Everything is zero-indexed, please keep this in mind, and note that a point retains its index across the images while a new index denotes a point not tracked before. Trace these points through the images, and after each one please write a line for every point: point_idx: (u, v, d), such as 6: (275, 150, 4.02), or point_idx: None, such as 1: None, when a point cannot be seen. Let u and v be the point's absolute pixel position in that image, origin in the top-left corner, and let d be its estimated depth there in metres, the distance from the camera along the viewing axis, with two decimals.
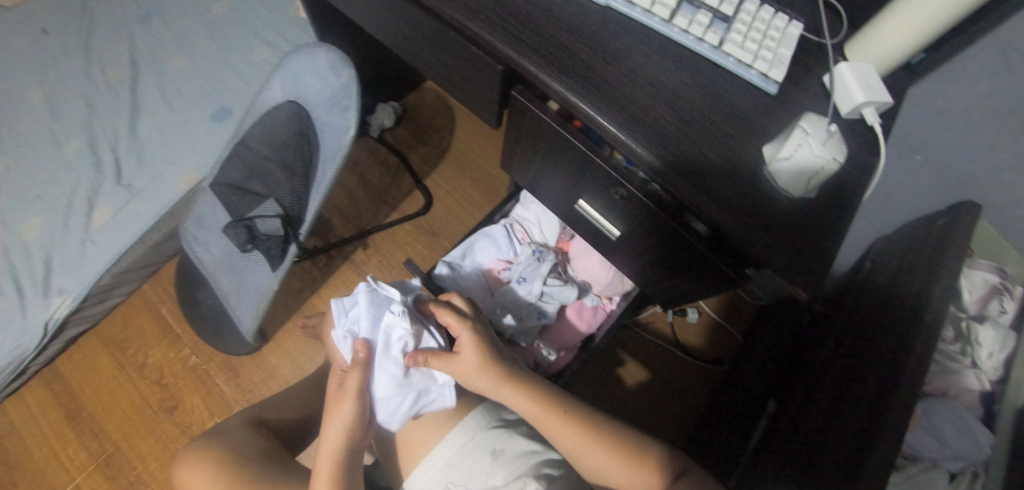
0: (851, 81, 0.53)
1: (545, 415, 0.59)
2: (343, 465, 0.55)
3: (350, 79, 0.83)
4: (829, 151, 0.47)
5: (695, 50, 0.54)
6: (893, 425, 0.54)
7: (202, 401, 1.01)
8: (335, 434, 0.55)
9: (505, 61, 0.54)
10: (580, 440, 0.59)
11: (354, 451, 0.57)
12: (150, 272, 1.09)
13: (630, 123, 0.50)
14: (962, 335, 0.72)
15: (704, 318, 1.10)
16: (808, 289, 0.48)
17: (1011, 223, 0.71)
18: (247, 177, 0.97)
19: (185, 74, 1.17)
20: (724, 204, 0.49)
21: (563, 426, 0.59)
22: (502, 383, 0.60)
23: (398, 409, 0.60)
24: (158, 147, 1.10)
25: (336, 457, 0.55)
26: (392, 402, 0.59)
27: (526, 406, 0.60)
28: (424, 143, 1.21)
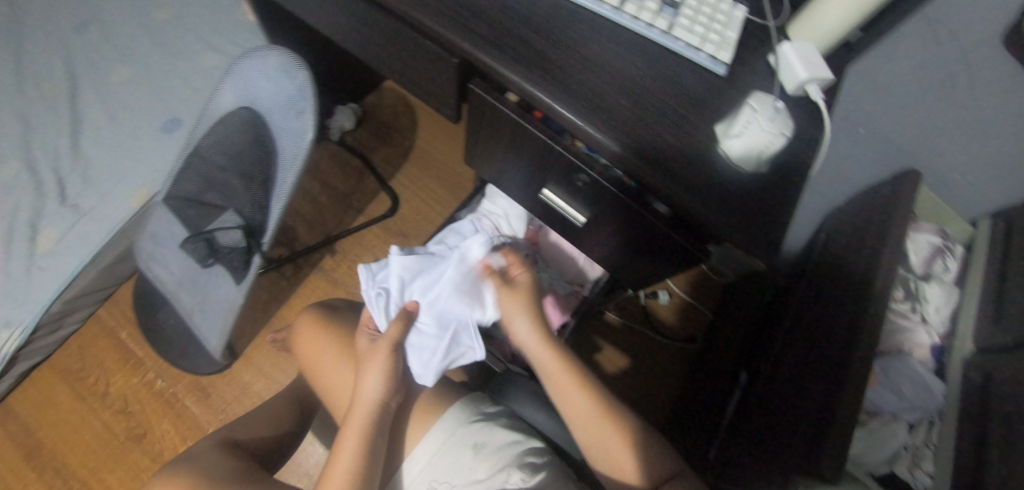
0: (793, 58, 0.55)
1: (566, 377, 0.62)
2: (376, 416, 0.58)
3: (305, 82, 0.81)
4: (776, 127, 0.49)
5: (645, 35, 0.55)
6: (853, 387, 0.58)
7: (171, 425, 0.97)
8: (374, 385, 0.59)
9: (461, 54, 0.54)
10: (591, 407, 0.60)
11: (386, 409, 0.60)
12: (105, 295, 1.04)
13: (587, 111, 0.51)
14: (911, 294, 0.76)
15: (675, 299, 1.11)
16: (766, 257, 0.49)
17: (948, 187, 0.76)
18: (203, 190, 0.94)
19: (128, 86, 1.12)
20: (683, 184, 0.50)
21: (580, 390, 0.61)
22: (540, 340, 0.64)
23: (433, 361, 0.62)
24: (104, 164, 1.05)
25: (369, 414, 0.58)
26: (427, 356, 0.62)
27: (551, 359, 0.63)
28: (387, 144, 1.20)
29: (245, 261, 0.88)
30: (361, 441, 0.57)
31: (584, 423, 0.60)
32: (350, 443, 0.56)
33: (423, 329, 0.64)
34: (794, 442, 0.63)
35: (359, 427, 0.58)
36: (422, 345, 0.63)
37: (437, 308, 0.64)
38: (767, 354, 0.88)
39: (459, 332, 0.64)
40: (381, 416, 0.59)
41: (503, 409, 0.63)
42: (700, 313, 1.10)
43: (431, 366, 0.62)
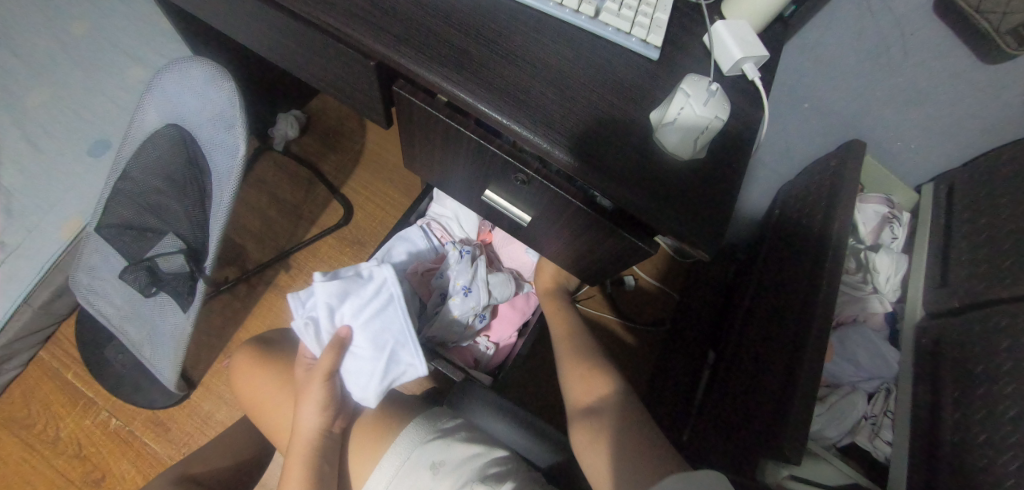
0: (727, 38, 0.53)
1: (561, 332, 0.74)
2: (317, 444, 0.60)
3: (230, 93, 0.76)
4: (710, 110, 0.47)
5: (574, 23, 0.53)
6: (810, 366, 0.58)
7: (132, 464, 0.93)
8: (311, 415, 0.61)
9: (379, 57, 0.50)
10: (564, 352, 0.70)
11: (328, 435, 0.61)
12: (45, 336, 0.98)
13: (515, 108, 0.48)
14: (861, 265, 0.77)
15: (641, 284, 1.10)
16: (714, 250, 0.50)
17: (892, 154, 0.76)
18: (137, 216, 0.88)
19: (47, 109, 1.05)
20: (618, 178, 0.48)
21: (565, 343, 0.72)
22: (551, 312, 0.78)
23: (371, 383, 0.63)
24: (28, 196, 0.98)
25: (314, 444, 0.60)
26: (365, 379, 0.63)
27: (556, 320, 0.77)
28: (335, 149, 1.15)
29: (190, 287, 0.85)
30: (307, 470, 0.58)
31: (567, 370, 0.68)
32: (295, 474, 0.58)
33: (359, 353, 0.64)
34: (757, 425, 0.64)
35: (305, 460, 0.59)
36: (360, 368, 0.63)
37: (371, 331, 0.64)
38: (731, 333, 0.88)
39: (396, 351, 0.64)
40: (324, 445, 0.61)
41: (461, 423, 0.62)
42: (667, 296, 1.09)
43: (370, 389, 0.62)
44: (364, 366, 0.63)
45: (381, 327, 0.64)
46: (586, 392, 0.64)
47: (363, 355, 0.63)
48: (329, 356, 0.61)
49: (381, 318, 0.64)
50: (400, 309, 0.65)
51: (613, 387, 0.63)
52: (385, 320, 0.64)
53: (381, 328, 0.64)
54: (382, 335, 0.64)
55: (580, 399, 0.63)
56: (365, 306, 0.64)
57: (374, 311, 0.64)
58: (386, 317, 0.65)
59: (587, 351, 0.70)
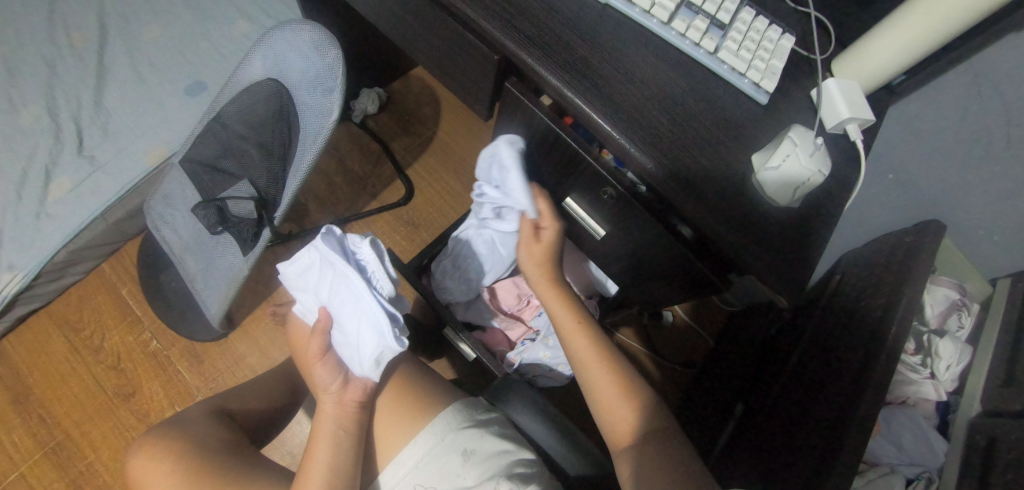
0: (836, 97, 0.54)
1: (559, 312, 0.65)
2: (346, 415, 0.61)
3: (335, 59, 0.79)
4: (815, 163, 0.48)
5: (690, 54, 0.54)
6: (859, 422, 0.56)
7: (162, 388, 0.97)
8: (331, 385, 0.61)
9: (502, 51, 0.53)
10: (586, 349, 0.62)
11: (348, 407, 0.61)
12: (111, 250, 1.04)
13: (624, 122, 0.50)
14: (923, 347, 0.76)
15: (677, 322, 1.11)
16: (790, 296, 0.50)
17: (970, 242, 0.75)
18: (220, 155, 0.93)
19: (159, 44, 1.12)
20: (710, 210, 0.49)
21: (574, 327, 0.64)
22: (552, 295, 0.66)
23: (361, 362, 0.59)
24: (126, 120, 1.05)
25: (335, 416, 0.60)
26: (354, 359, 0.60)
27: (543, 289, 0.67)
28: (408, 131, 1.19)
29: (255, 234, 0.88)
30: (332, 445, 0.58)
31: (601, 384, 0.60)
32: (324, 444, 0.58)
33: (340, 334, 0.61)
34: (790, 481, 0.59)
35: (328, 435, 0.59)
36: (347, 349, 0.60)
37: (342, 312, 0.59)
38: (768, 389, 0.85)
39: (366, 328, 0.58)
40: (343, 415, 0.61)
41: (495, 418, 0.63)
42: (701, 339, 1.10)
43: (362, 368, 0.59)
44: (348, 344, 0.60)
45: (345, 306, 0.58)
46: (626, 425, 0.57)
47: (344, 334, 0.60)
48: (317, 338, 0.61)
49: (340, 296, 0.59)
50: (353, 282, 0.57)
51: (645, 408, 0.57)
52: (347, 298, 0.58)
53: (345, 307, 0.59)
54: (350, 314, 0.58)
55: (622, 432, 0.56)
56: (327, 285, 0.60)
57: (334, 288, 0.59)
58: (342, 295, 0.58)
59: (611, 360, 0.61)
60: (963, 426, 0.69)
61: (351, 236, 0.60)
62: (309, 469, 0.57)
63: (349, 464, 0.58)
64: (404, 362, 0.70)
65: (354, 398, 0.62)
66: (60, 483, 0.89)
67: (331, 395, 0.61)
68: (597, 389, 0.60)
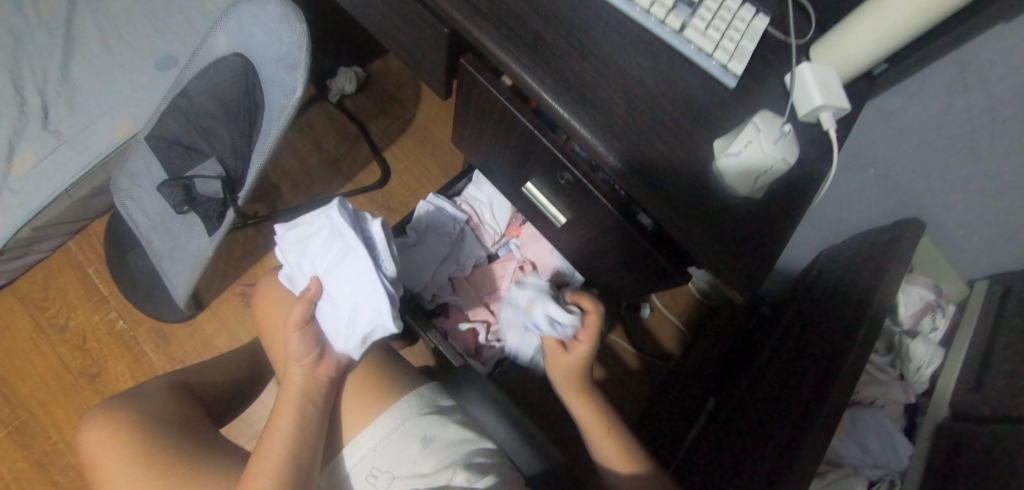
0: (810, 83, 0.51)
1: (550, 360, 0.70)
2: (314, 389, 0.60)
3: (300, 34, 0.76)
4: (779, 150, 0.46)
5: (656, 33, 0.51)
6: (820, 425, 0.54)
7: (127, 368, 0.95)
8: (302, 358, 0.60)
9: (452, 24, 0.50)
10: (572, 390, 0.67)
11: (316, 382, 0.60)
12: (78, 228, 1.01)
13: (579, 105, 0.47)
14: (894, 349, 0.76)
15: (658, 314, 1.06)
16: (746, 293, 0.48)
17: (951, 241, 0.73)
18: (186, 132, 0.90)
19: (128, 15, 1.08)
20: (665, 199, 0.47)
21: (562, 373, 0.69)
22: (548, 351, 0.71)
23: (346, 338, 0.59)
24: (92, 94, 1.02)
25: (302, 388, 0.59)
26: (339, 334, 0.59)
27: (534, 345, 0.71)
28: (386, 113, 1.16)
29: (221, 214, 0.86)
30: (296, 419, 0.57)
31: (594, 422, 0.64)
32: (287, 416, 0.57)
33: (327, 305, 0.60)
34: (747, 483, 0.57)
35: (295, 407, 0.58)
36: (333, 323, 0.60)
37: (340, 286, 0.58)
38: (739, 384, 0.83)
39: (363, 307, 0.57)
40: (312, 389, 0.60)
41: (458, 405, 0.63)
42: (679, 331, 1.06)
43: (345, 344, 0.59)
44: (337, 319, 0.59)
45: (343, 280, 0.58)
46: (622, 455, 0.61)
47: (333, 308, 0.60)
48: (302, 305, 0.60)
49: (340, 268, 0.58)
50: (357, 258, 0.56)
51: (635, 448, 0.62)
52: (347, 273, 0.58)
53: (344, 281, 0.58)
54: (347, 289, 0.58)
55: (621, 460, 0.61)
56: (326, 255, 0.59)
57: (335, 260, 0.59)
58: (347, 268, 0.58)
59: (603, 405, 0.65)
60: (931, 429, 0.68)
61: (363, 212, 0.59)
62: (269, 441, 0.56)
63: (312, 438, 0.57)
64: (376, 347, 0.69)
65: (325, 372, 0.61)
66: (23, 461, 0.89)
67: (302, 367, 0.60)
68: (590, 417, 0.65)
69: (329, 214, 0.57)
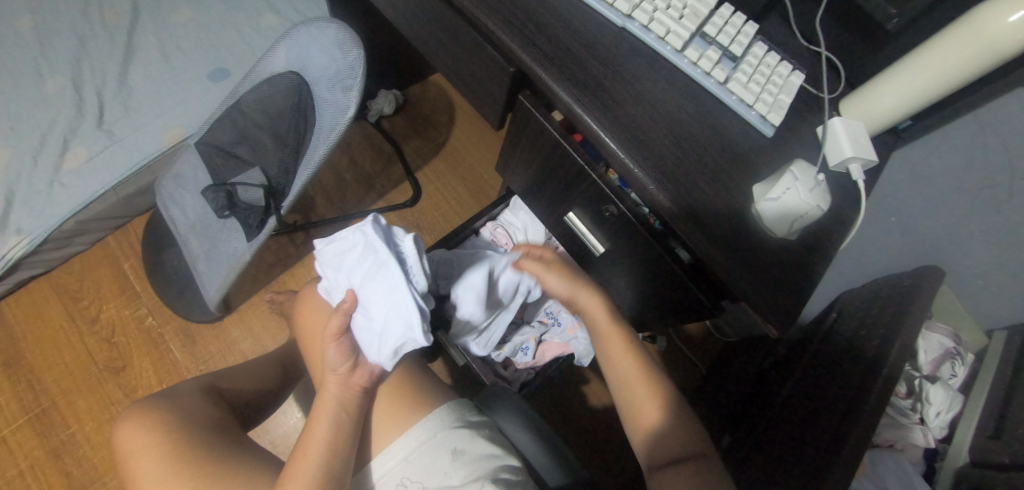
0: (842, 136, 0.55)
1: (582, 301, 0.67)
2: (349, 397, 0.61)
3: (357, 59, 0.81)
4: (813, 198, 0.49)
5: (701, 83, 0.56)
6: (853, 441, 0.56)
7: (152, 364, 0.97)
8: (338, 367, 0.62)
9: (517, 64, 0.56)
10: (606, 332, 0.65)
11: (350, 390, 0.62)
12: (118, 224, 1.05)
13: (629, 143, 0.52)
14: (914, 392, 0.76)
15: (673, 348, 1.12)
16: (780, 327, 0.50)
17: (969, 291, 0.75)
18: (235, 142, 0.94)
19: (187, 29, 1.14)
20: (706, 233, 0.50)
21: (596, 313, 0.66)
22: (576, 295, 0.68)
23: (380, 350, 0.61)
24: (146, 99, 1.07)
25: (337, 396, 0.61)
26: (372, 345, 0.62)
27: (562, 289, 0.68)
28: (421, 135, 1.20)
29: (261, 222, 0.89)
30: (331, 427, 0.59)
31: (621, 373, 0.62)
32: (324, 422, 0.59)
33: (361, 317, 0.62)
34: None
35: (330, 414, 0.60)
36: (367, 335, 0.62)
37: (375, 300, 0.61)
38: (759, 417, 0.84)
39: (395, 319, 0.60)
40: (346, 397, 0.61)
41: (487, 421, 0.64)
42: (693, 366, 1.11)
43: (378, 356, 0.61)
44: (370, 330, 0.61)
45: (377, 293, 0.60)
46: (646, 415, 0.59)
47: (367, 320, 0.62)
48: (339, 317, 0.62)
49: (375, 282, 0.60)
50: (390, 273, 0.59)
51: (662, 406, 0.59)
52: (381, 287, 0.60)
53: (377, 294, 0.60)
54: (380, 302, 0.60)
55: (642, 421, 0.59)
56: (362, 269, 0.62)
57: (370, 274, 0.61)
58: (381, 282, 0.60)
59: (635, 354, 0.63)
60: (949, 476, 0.69)
61: (395, 228, 0.62)
62: (305, 447, 0.58)
63: (345, 444, 0.59)
64: (408, 360, 0.72)
65: (359, 382, 0.62)
66: (40, 450, 0.89)
67: (337, 375, 0.61)
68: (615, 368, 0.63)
69: (364, 229, 0.61)
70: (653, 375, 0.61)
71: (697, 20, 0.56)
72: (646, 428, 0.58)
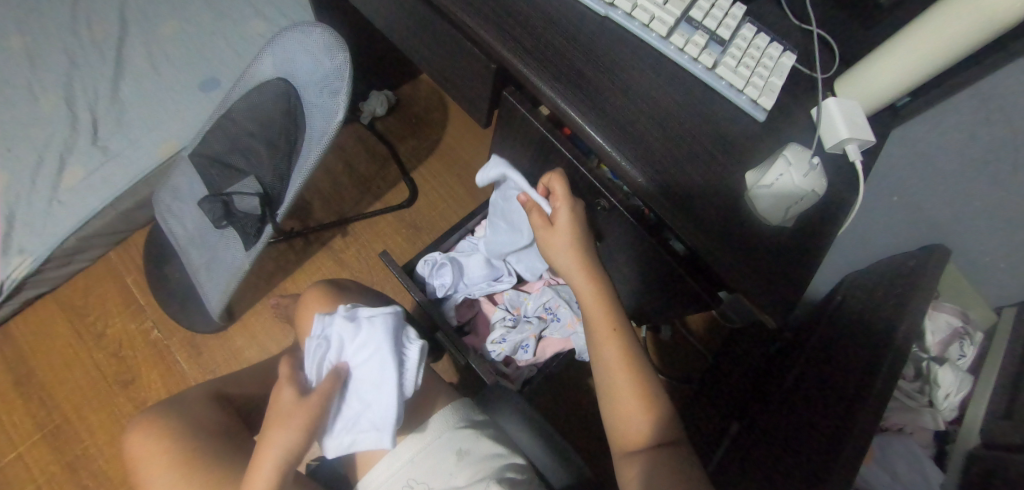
0: (837, 116, 0.53)
1: (583, 277, 0.56)
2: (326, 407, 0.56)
3: (343, 62, 0.81)
4: (809, 183, 0.48)
5: (688, 69, 0.54)
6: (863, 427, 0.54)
7: (160, 376, 0.98)
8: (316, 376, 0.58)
9: (498, 60, 0.54)
10: (597, 313, 0.55)
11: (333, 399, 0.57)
12: (119, 238, 1.05)
13: (618, 136, 0.50)
14: (921, 375, 0.75)
15: (677, 338, 1.12)
16: (779, 316, 0.49)
17: (978, 268, 0.73)
18: (228, 151, 0.94)
19: (176, 39, 1.14)
20: (701, 224, 0.49)
21: (592, 286, 0.56)
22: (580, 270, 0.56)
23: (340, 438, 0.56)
24: (139, 112, 1.07)
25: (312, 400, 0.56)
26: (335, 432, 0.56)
27: (566, 261, 0.57)
28: (415, 135, 1.20)
29: (258, 229, 0.88)
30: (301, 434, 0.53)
31: (607, 366, 0.53)
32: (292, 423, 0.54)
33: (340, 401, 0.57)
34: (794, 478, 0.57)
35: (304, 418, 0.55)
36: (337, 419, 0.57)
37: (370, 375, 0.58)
38: (766, 404, 0.83)
39: (370, 416, 0.56)
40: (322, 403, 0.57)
41: (490, 420, 0.65)
42: (699, 357, 1.10)
43: (335, 444, 0.56)
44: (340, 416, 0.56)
45: (368, 383, 0.57)
46: (631, 421, 0.51)
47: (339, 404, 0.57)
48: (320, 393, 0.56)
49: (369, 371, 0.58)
50: (388, 365, 0.57)
51: (650, 412, 0.50)
52: (371, 378, 0.57)
53: (367, 384, 0.57)
54: (367, 392, 0.57)
55: (626, 426, 0.51)
56: (363, 348, 0.59)
57: (367, 358, 0.58)
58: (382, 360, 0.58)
59: (630, 346, 0.54)
60: (961, 456, 0.67)
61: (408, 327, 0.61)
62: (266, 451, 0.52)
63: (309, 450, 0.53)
64: None
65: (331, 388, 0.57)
66: (56, 464, 0.91)
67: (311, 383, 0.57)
68: (606, 364, 0.53)
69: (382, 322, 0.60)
70: (646, 373, 0.53)
71: (682, 5, 0.55)
72: (636, 438, 0.50)
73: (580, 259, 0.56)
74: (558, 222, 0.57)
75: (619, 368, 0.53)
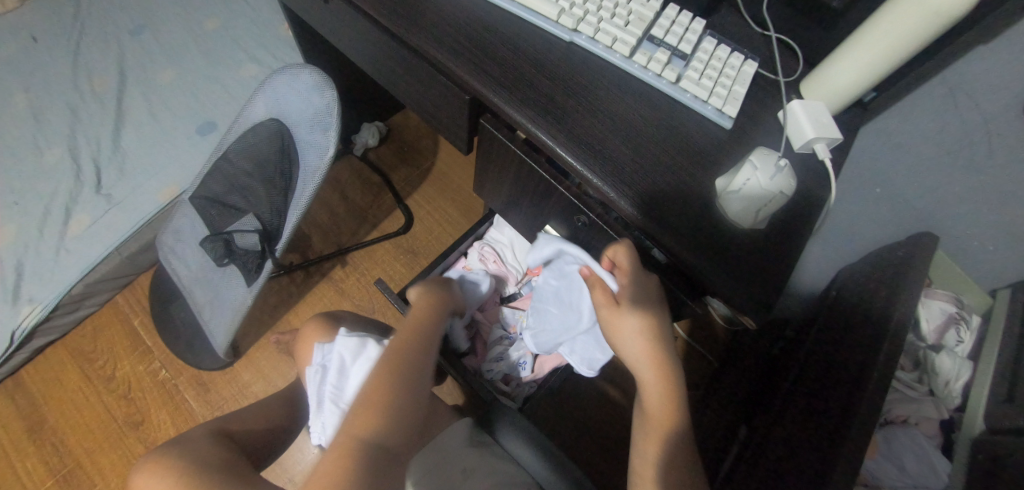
0: (802, 119, 0.54)
1: (649, 363, 0.56)
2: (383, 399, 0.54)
3: (331, 99, 0.84)
4: (776, 185, 0.49)
5: (652, 85, 0.56)
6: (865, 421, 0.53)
7: (169, 415, 0.99)
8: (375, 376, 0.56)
9: (470, 91, 0.57)
10: (655, 400, 0.55)
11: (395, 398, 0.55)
12: (125, 283, 1.08)
13: (587, 155, 0.52)
14: (919, 364, 0.75)
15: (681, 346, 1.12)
16: (758, 317, 0.49)
17: (967, 254, 0.73)
18: (226, 192, 0.97)
19: (172, 88, 1.19)
20: (674, 233, 0.50)
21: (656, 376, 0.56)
22: (648, 356, 0.56)
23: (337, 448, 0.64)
24: (140, 160, 1.11)
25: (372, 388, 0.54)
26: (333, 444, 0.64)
27: (634, 345, 0.56)
28: (407, 163, 1.23)
29: (259, 263, 0.91)
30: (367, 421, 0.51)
31: (651, 460, 0.53)
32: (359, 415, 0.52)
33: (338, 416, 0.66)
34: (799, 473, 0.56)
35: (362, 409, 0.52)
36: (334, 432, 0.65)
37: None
38: (770, 405, 0.82)
39: None
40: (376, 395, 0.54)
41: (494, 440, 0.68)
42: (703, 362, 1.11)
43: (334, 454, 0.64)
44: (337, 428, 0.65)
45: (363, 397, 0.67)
46: None
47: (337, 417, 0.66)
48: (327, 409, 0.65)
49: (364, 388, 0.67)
50: None
51: None
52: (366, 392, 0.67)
53: None
54: None
55: None
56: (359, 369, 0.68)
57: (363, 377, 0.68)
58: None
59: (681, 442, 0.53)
60: (968, 444, 0.66)
61: None
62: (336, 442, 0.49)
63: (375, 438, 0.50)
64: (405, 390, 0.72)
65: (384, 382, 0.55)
66: None
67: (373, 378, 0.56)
68: (649, 455, 0.53)
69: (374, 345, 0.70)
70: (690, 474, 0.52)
71: (643, 25, 0.57)
72: None
73: (651, 346, 0.56)
74: (624, 302, 0.56)
75: (664, 467, 0.52)
